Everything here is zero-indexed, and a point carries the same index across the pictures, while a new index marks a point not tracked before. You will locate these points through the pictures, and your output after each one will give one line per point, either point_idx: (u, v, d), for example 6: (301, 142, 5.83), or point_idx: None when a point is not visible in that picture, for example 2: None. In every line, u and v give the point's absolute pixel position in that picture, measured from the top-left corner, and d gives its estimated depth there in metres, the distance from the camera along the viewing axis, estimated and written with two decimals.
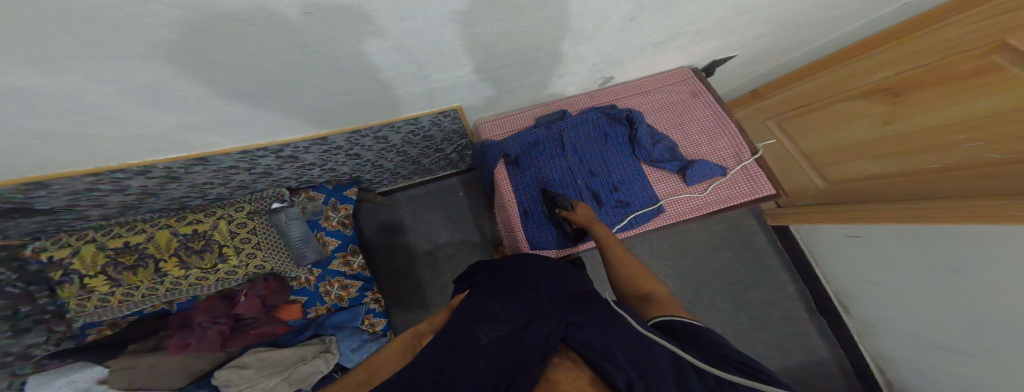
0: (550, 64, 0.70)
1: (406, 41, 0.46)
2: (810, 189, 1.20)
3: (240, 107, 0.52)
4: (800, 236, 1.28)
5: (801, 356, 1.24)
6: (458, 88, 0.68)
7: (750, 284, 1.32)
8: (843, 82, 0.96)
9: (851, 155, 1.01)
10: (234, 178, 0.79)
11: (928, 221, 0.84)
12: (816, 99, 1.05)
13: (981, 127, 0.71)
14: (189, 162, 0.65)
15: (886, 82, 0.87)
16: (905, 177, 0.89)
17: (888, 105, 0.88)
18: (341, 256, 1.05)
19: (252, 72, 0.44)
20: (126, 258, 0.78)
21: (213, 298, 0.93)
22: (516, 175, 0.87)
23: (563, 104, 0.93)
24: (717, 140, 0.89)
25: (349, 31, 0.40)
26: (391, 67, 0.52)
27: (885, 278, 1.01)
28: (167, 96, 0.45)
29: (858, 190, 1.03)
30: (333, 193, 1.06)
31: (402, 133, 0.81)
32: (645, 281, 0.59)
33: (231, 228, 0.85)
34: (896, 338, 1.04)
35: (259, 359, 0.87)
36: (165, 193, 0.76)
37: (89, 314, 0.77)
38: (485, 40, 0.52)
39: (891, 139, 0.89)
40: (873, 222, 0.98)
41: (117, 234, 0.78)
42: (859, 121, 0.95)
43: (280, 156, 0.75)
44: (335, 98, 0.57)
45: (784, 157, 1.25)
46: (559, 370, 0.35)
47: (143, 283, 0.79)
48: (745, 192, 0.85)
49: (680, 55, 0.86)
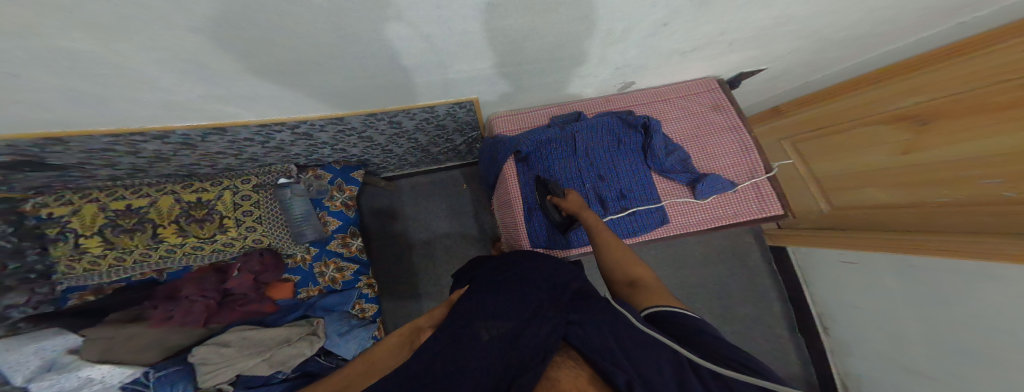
0: (574, 64, 0.69)
1: (429, 29, 0.44)
2: (814, 212, 1.21)
3: (260, 83, 0.51)
4: (796, 258, 1.29)
5: (781, 374, 1.25)
6: (479, 81, 0.67)
7: (742, 300, 1.33)
8: (870, 105, 0.95)
9: (862, 182, 1.01)
10: (248, 150, 0.78)
11: (924, 253, 0.84)
12: (837, 122, 1.04)
13: (995, 164, 0.71)
14: (206, 130, 0.64)
15: (910, 110, 0.86)
16: (914, 208, 0.89)
17: (908, 134, 0.87)
18: (341, 237, 1.05)
19: (276, 52, 0.43)
20: (126, 221, 0.77)
21: (205, 271, 0.91)
22: (525, 172, 0.86)
23: (580, 105, 0.92)
24: (731, 155, 0.89)
25: (373, 17, 0.39)
26: (415, 54, 0.50)
27: (868, 301, 1.03)
28: (192, 70, 0.44)
29: (863, 218, 1.04)
30: (340, 174, 1.04)
31: (417, 120, 0.79)
32: (630, 266, 0.57)
33: (235, 200, 0.85)
34: (866, 359, 1.06)
35: (242, 338, 0.85)
36: (176, 159, 0.75)
37: (76, 277, 0.76)
38: (512, 35, 0.51)
39: (905, 168, 0.89)
40: (870, 250, 0.99)
41: (121, 196, 0.77)
42: (877, 148, 0.95)
43: (296, 133, 0.74)
44: (354, 81, 0.56)
45: (795, 178, 1.25)
46: (560, 369, 0.35)
47: (138, 248, 0.78)
48: (752, 210, 0.85)
49: (705, 65, 0.85)
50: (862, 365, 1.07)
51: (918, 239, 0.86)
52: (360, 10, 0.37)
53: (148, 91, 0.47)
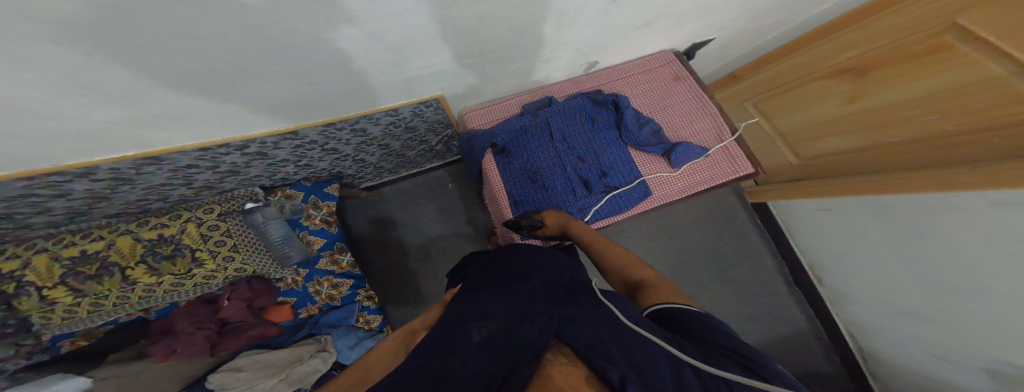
0: (535, 49, 0.67)
1: (378, 26, 0.42)
2: (784, 165, 1.23)
3: (198, 99, 0.47)
4: (778, 212, 1.32)
5: (785, 328, 1.29)
6: (439, 77, 0.65)
7: (735, 261, 1.36)
8: (813, 62, 0.98)
9: (821, 133, 1.04)
10: (197, 177, 0.73)
11: (892, 191, 0.88)
12: (788, 81, 1.07)
13: (938, 103, 0.75)
14: (137, 161, 0.59)
15: (850, 62, 0.90)
16: (869, 151, 0.93)
17: (853, 84, 0.90)
18: (328, 255, 1.02)
19: (212, 59, 0.40)
20: (89, 268, 0.69)
21: (194, 304, 0.87)
22: (504, 165, 0.85)
23: (549, 90, 0.91)
24: (700, 122, 0.90)
25: (311, 14, 0.36)
26: (364, 52, 0.48)
27: (852, 248, 1.07)
28: (111, 91, 0.40)
29: (829, 166, 1.07)
30: (311, 191, 1.01)
31: (382, 125, 0.77)
32: (631, 267, 0.59)
33: (201, 231, 0.78)
34: (864, 306, 1.12)
35: (253, 362, 0.84)
36: (118, 196, 0.70)
37: (57, 326, 0.70)
38: (463, 24, 0.49)
39: (855, 116, 0.92)
40: (842, 193, 1.02)
41: (72, 242, 0.68)
42: (828, 100, 0.98)
43: (246, 153, 0.69)
44: (308, 86, 0.53)
45: (762, 137, 1.27)
46: (552, 365, 0.33)
47: (112, 292, 0.72)
48: (726, 173, 0.86)
49: (663, 38, 0.85)
50: (863, 312, 1.13)
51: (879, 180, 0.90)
52: (298, 11, 0.35)
53: (73, 122, 0.43)
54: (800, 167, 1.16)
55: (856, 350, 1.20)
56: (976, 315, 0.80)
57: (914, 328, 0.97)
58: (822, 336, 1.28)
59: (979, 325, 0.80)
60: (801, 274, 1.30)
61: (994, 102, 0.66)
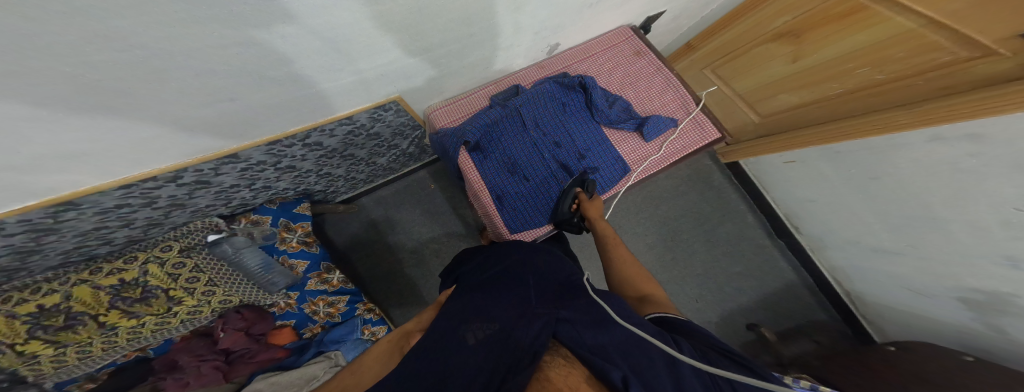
0: (489, 37, 0.65)
1: (314, 24, 0.38)
2: (749, 125, 1.24)
3: (135, 133, 0.44)
4: (749, 169, 1.33)
5: (780, 282, 1.32)
6: (392, 78, 0.62)
7: (723, 224, 1.37)
8: (755, 28, 0.97)
9: (774, 91, 1.05)
10: (134, 216, 0.66)
11: (841, 139, 0.92)
12: (735, 47, 1.07)
13: (870, 54, 0.77)
14: (52, 208, 0.52)
15: (787, 26, 0.89)
16: (820, 102, 0.96)
17: (793, 46, 0.91)
18: (316, 275, 1.00)
19: (143, 93, 0.37)
20: (54, 320, 0.64)
21: (190, 338, 0.86)
22: (480, 161, 0.82)
23: (515, 78, 0.88)
24: (665, 93, 0.90)
25: (233, 27, 0.32)
26: (309, 56, 0.44)
27: (823, 194, 1.07)
28: (34, 143, 0.37)
29: (787, 121, 1.09)
30: (280, 213, 0.97)
31: (339, 136, 0.75)
32: (641, 283, 0.61)
33: (167, 271, 0.75)
34: (840, 249, 1.14)
35: (270, 384, 0.83)
36: (53, 247, 0.62)
37: (53, 374, 0.69)
38: (403, 19, 0.46)
39: (802, 74, 0.94)
40: (802, 147, 1.04)
41: (23, 300, 0.62)
42: (775, 62, 0.98)
43: (181, 184, 0.64)
44: (250, 102, 0.49)
45: (723, 100, 1.27)
46: (550, 368, 0.32)
47: (94, 339, 0.69)
48: (696, 140, 0.86)
49: (617, 14, 0.83)
50: (839, 254, 1.16)
51: (834, 129, 0.93)
52: (224, 28, 0.32)
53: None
54: (762, 124, 1.18)
55: (845, 296, 1.25)
56: (941, 250, 0.84)
57: (888, 267, 1.00)
58: (812, 284, 1.32)
59: (948, 260, 0.83)
60: (782, 227, 1.32)
61: (911, 52, 0.70)
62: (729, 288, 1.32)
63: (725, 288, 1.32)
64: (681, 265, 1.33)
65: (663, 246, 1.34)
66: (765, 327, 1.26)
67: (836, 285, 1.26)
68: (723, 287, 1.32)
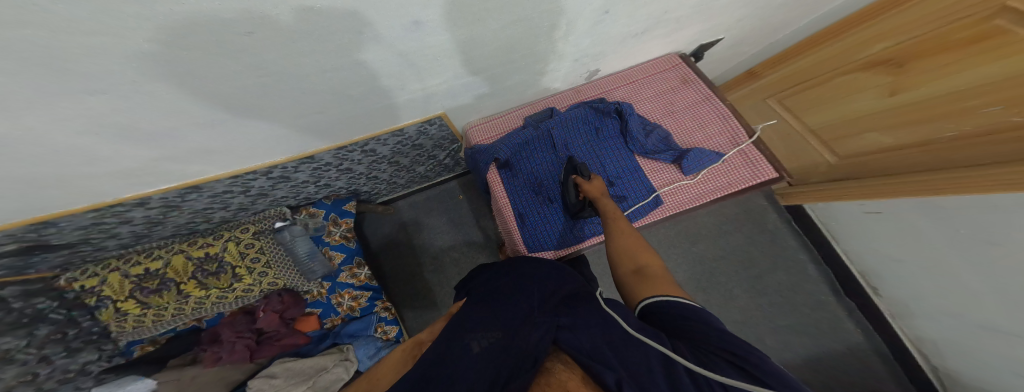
0: (535, 63, 0.69)
1: (393, 47, 0.44)
2: (820, 166, 1.13)
3: (232, 132, 0.52)
4: (816, 215, 1.24)
5: (835, 342, 1.20)
6: (444, 95, 0.68)
7: (769, 269, 1.30)
8: (842, 54, 0.90)
9: (860, 128, 0.94)
10: (232, 201, 0.79)
11: (939, 194, 0.79)
12: (814, 76, 0.99)
13: (995, 91, 0.65)
14: (182, 190, 0.66)
15: (886, 53, 0.81)
16: (920, 147, 0.83)
17: (893, 76, 0.81)
18: (348, 269, 1.07)
19: (248, 97, 0.44)
20: (150, 283, 0.83)
21: (236, 314, 0.98)
22: (509, 178, 0.87)
23: (552, 100, 0.93)
24: (711, 126, 0.89)
25: (324, 49, 0.39)
26: (389, 73, 0.51)
27: (911, 255, 0.95)
28: (152, 132, 0.44)
29: (872, 165, 0.96)
30: (332, 208, 1.07)
31: (390, 145, 0.83)
32: (639, 254, 0.59)
33: (240, 250, 0.89)
34: (930, 319, 1.00)
35: (286, 369, 0.91)
36: (170, 220, 0.78)
37: (128, 334, 0.86)
38: (461, 46, 0.51)
39: (899, 110, 0.83)
40: (890, 197, 0.91)
41: (137, 261, 0.82)
42: (868, 92, 0.88)
43: (271, 178, 0.75)
44: (330, 115, 0.58)
45: (787, 135, 1.18)
46: (553, 374, 0.35)
47: (170, 304, 0.85)
48: (745, 177, 0.83)
49: (664, 43, 0.85)
50: (932, 325, 1.00)
51: (932, 179, 0.80)
52: (321, 52, 0.40)
53: (117, 159, 0.49)
54: (838, 167, 1.07)
55: (929, 371, 1.07)
56: None
57: (979, 341, 0.87)
58: (885, 353, 1.17)
59: None
60: (847, 279, 1.21)
61: None
62: (770, 339, 1.22)
63: (766, 339, 1.22)
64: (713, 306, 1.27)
65: (695, 285, 1.29)
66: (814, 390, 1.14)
67: (920, 359, 1.09)
68: (762, 337, 1.22)
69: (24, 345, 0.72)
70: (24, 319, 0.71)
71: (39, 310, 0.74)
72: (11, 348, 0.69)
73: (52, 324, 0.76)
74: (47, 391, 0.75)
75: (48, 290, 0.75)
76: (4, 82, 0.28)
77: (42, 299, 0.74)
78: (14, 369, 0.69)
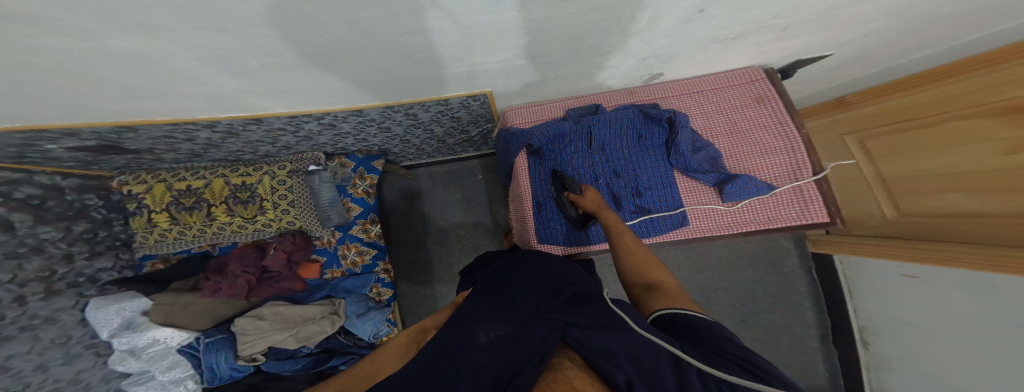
0: (598, 55, 0.67)
1: (462, 20, 0.43)
2: (875, 218, 1.09)
3: (292, 78, 0.52)
4: (842, 268, 1.21)
5: (804, 383, 1.24)
6: (496, 74, 0.67)
7: (767, 307, 1.29)
8: (974, 94, 0.76)
9: (945, 185, 0.85)
10: (282, 138, 0.81)
11: (998, 269, 0.73)
12: (929, 114, 0.87)
13: None
14: (247, 120, 0.66)
15: (1014, 103, 0.67)
16: (1011, 219, 0.73)
17: (1008, 132, 0.69)
18: (361, 223, 1.10)
19: (320, 51, 0.45)
20: (186, 200, 0.87)
21: (248, 247, 1.01)
22: (536, 166, 0.87)
23: (600, 97, 0.91)
24: (771, 156, 0.83)
25: (404, 13, 0.39)
26: (445, 44, 0.49)
27: (923, 320, 0.92)
28: (222, 66, 0.45)
29: (950, 228, 0.88)
30: (362, 162, 1.07)
31: (432, 112, 0.82)
32: (650, 270, 0.57)
33: (272, 185, 0.91)
34: (905, 379, 0.98)
35: (275, 312, 0.96)
36: (226, 146, 0.80)
37: (149, 246, 0.89)
38: (532, 25, 0.49)
39: (999, 172, 0.72)
40: (943, 264, 0.85)
41: (182, 178, 0.87)
42: (971, 145, 0.78)
43: (322, 123, 0.76)
44: (390, 75, 0.58)
45: (853, 179, 1.13)
46: (564, 369, 0.36)
47: (196, 225, 0.89)
48: (791, 215, 0.81)
49: (750, 53, 0.80)
50: (897, 383, 1.01)
51: (1005, 255, 0.72)
52: (400, 15, 0.39)
53: (200, 86, 0.50)
54: (902, 221, 1.00)
55: None
56: None
57: None
58: None
59: None
60: (844, 330, 1.20)
61: None
62: None
63: None
64: None
65: None
66: None
67: None
68: None
69: (59, 239, 0.80)
70: (70, 212, 0.82)
71: (85, 206, 0.85)
72: (46, 239, 0.78)
73: (89, 222, 0.86)
74: (57, 291, 0.80)
75: (99, 189, 0.87)
76: (117, 5, 0.29)
77: (92, 195, 0.86)
78: (39, 262, 0.77)
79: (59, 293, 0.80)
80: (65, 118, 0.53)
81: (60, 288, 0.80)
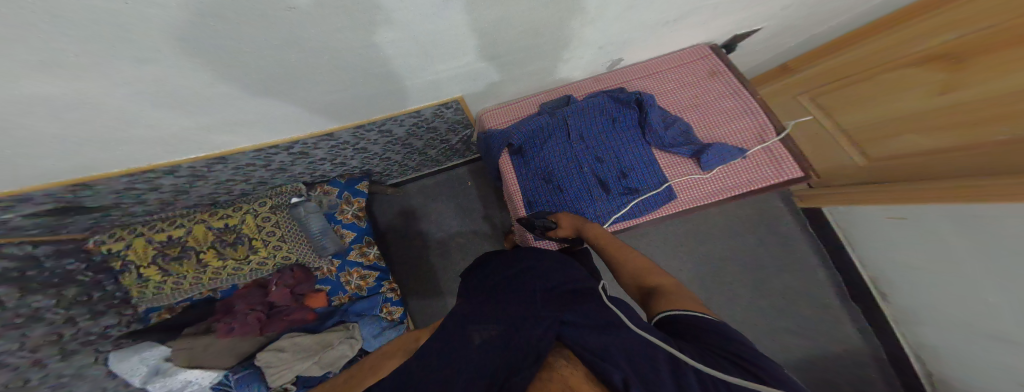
0: (557, 48, 0.67)
1: (413, 29, 0.43)
2: (846, 168, 1.12)
3: (256, 103, 0.52)
4: (835, 220, 1.21)
5: (835, 345, 1.19)
6: (462, 79, 0.68)
7: (777, 270, 1.28)
8: (896, 47, 0.83)
9: (898, 129, 0.90)
10: (253, 174, 0.82)
11: (980, 199, 0.75)
12: (860, 70, 0.92)
13: None
14: (210, 161, 0.68)
15: (945, 47, 0.74)
16: (971, 149, 0.78)
17: (948, 73, 0.75)
18: (358, 247, 1.09)
19: (277, 68, 0.44)
20: (172, 250, 0.87)
21: (250, 287, 1.02)
22: (521, 164, 0.87)
23: (569, 89, 0.92)
24: (736, 121, 0.86)
25: (353, 26, 0.39)
26: (403, 57, 0.50)
27: (937, 258, 0.90)
28: (161, 99, 0.44)
29: (909, 167, 0.93)
30: (345, 188, 1.08)
31: (406, 126, 0.83)
32: (649, 275, 0.59)
33: (257, 223, 0.93)
34: (942, 327, 0.97)
35: (292, 343, 0.96)
36: (195, 190, 0.80)
37: (150, 300, 0.90)
38: (486, 26, 0.49)
39: (949, 110, 0.77)
40: (924, 202, 0.88)
41: (162, 229, 0.87)
42: (909, 91, 0.84)
43: (291, 153, 0.77)
44: (353, 94, 0.59)
45: (813, 135, 1.17)
46: (557, 369, 0.35)
47: (188, 273, 0.89)
48: (767, 176, 0.81)
49: (696, 31, 0.83)
50: (936, 334, 0.99)
51: (983, 183, 0.75)
52: (349, 29, 0.39)
53: (161, 122, 0.50)
54: (867, 167, 1.04)
55: (924, 378, 1.07)
56: None
57: (988, 353, 0.85)
58: (880, 356, 1.16)
59: None
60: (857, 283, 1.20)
61: None
62: (767, 340, 1.22)
63: (765, 338, 1.21)
64: (715, 304, 1.26)
65: (696, 281, 1.29)
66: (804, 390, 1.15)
67: (914, 363, 1.09)
68: (763, 338, 1.22)
69: (54, 305, 0.78)
70: (54, 279, 0.78)
71: (70, 271, 0.81)
72: (41, 308, 0.75)
73: (78, 286, 0.82)
74: (71, 352, 0.81)
75: (79, 252, 0.82)
76: (44, 38, 0.28)
77: (71, 260, 0.81)
78: (43, 328, 0.76)
79: (77, 352, 0.82)
80: (33, 179, 0.54)
81: (77, 347, 0.82)
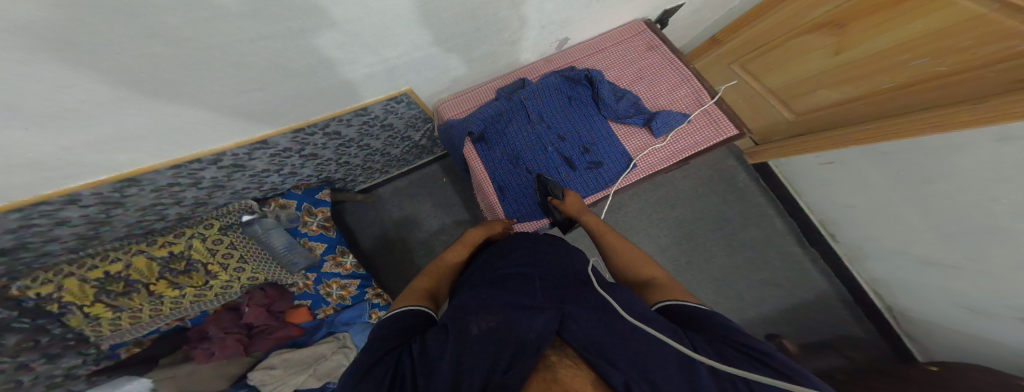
0: (498, 31, 0.66)
1: (341, 14, 0.42)
2: (780, 123, 1.22)
3: (182, 106, 0.49)
4: (779, 170, 1.31)
5: (806, 291, 1.28)
6: (409, 68, 0.65)
7: (745, 227, 1.35)
8: (791, 19, 0.96)
9: (813, 86, 1.03)
10: (182, 195, 0.76)
11: (884, 139, 0.90)
12: (772, 39, 1.04)
13: (922, 46, 0.75)
14: (118, 184, 0.62)
15: (828, 16, 0.87)
16: (865, 98, 0.93)
17: (837, 36, 0.89)
18: (331, 258, 1.07)
19: (189, 62, 0.40)
20: (115, 286, 0.76)
21: (220, 312, 0.95)
22: (485, 152, 0.85)
23: (522, 72, 0.91)
24: (678, 89, 0.89)
25: (274, 14, 0.37)
26: (338, 47, 0.49)
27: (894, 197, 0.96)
28: (48, 108, 0.38)
29: (823, 119, 1.07)
30: (304, 198, 1.06)
31: (354, 126, 0.81)
32: (642, 266, 0.59)
33: (208, 246, 0.85)
34: (896, 258, 1.05)
35: (284, 359, 0.98)
36: (117, 219, 0.73)
37: (110, 336, 0.81)
38: (421, 9, 0.48)
39: (846, 66, 0.91)
40: (842, 147, 1.02)
41: (93, 265, 0.74)
42: (812, 54, 0.97)
43: (222, 167, 0.73)
44: (270, 93, 0.55)
45: (752, 96, 1.26)
46: (558, 368, 0.34)
47: (144, 306, 0.81)
48: (709, 136, 0.84)
49: (629, 7, 0.85)
50: (896, 266, 1.07)
51: (881, 125, 0.90)
52: (268, 18, 0.37)
53: (60, 136, 0.44)
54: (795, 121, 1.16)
55: (886, 311, 1.18)
56: (1005, 249, 0.77)
57: (949, 280, 0.93)
58: (847, 297, 1.26)
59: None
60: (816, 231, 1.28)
61: (980, 40, 0.66)
62: (747, 294, 1.29)
63: (743, 293, 1.29)
64: (695, 267, 1.32)
65: (676, 248, 1.33)
66: (786, 338, 1.22)
67: (876, 299, 1.19)
68: (742, 294, 1.29)
69: None
70: None
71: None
72: None
73: (18, 333, 0.68)
74: None
75: (2, 300, 0.65)
76: None
77: None
78: None
79: None
80: None
81: None
